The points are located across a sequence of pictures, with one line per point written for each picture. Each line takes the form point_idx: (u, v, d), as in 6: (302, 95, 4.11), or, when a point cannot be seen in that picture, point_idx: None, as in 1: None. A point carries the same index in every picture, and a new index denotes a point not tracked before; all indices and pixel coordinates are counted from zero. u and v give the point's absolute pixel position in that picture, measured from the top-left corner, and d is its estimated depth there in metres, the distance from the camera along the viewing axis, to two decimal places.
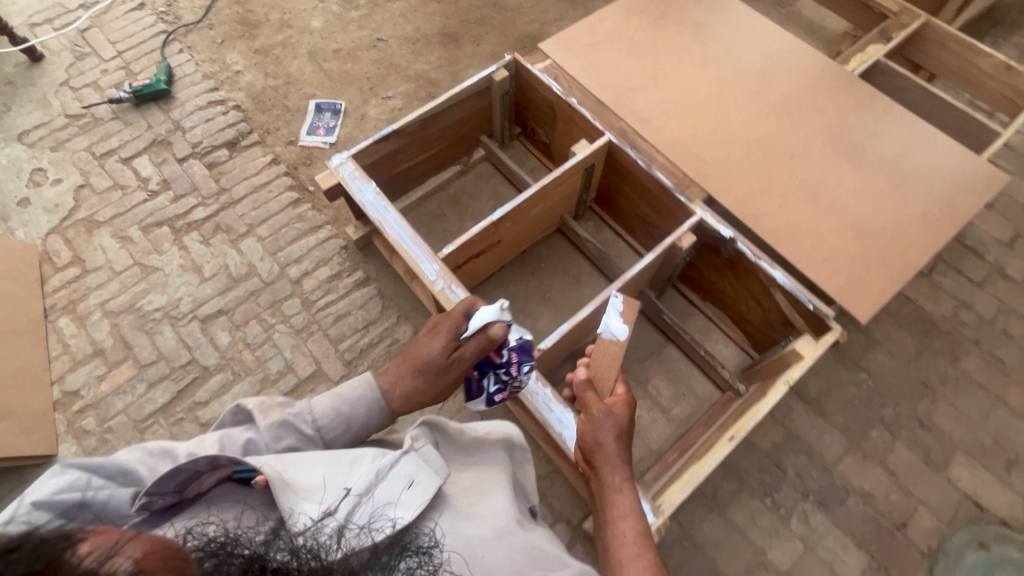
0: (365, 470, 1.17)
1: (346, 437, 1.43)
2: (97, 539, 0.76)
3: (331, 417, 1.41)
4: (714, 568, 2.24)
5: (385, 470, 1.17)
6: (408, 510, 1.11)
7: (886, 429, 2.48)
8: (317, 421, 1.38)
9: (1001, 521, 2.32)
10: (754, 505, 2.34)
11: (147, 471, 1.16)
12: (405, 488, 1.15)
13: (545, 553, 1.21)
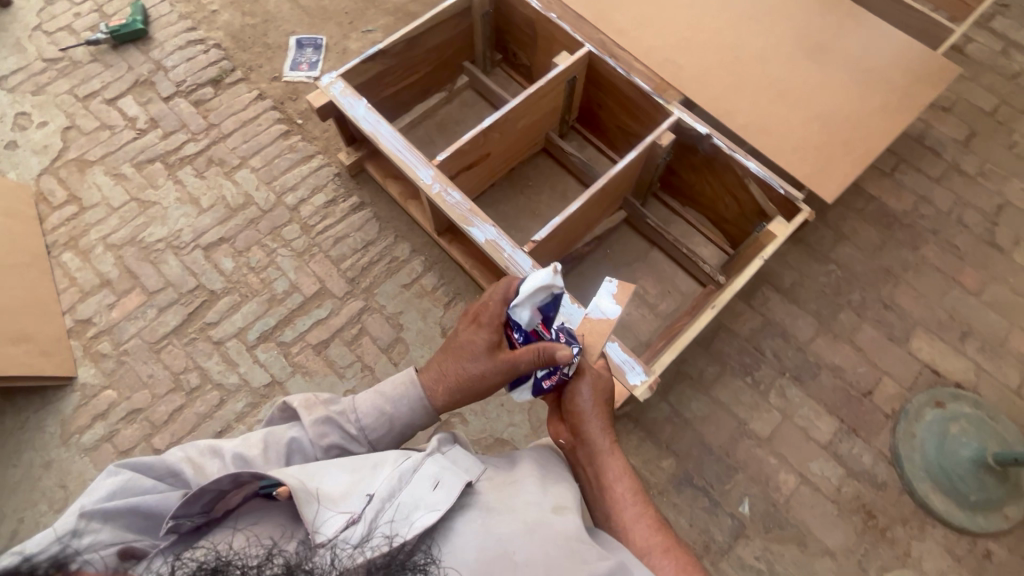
0: (385, 475, 1.30)
1: (387, 435, 1.58)
2: None
3: (374, 417, 1.55)
4: (701, 439, 2.46)
5: (406, 474, 1.30)
6: (429, 511, 1.21)
7: (854, 312, 2.70)
8: (360, 421, 1.53)
9: (956, 384, 2.57)
10: (736, 384, 2.56)
11: (191, 471, 1.28)
12: (425, 488, 1.26)
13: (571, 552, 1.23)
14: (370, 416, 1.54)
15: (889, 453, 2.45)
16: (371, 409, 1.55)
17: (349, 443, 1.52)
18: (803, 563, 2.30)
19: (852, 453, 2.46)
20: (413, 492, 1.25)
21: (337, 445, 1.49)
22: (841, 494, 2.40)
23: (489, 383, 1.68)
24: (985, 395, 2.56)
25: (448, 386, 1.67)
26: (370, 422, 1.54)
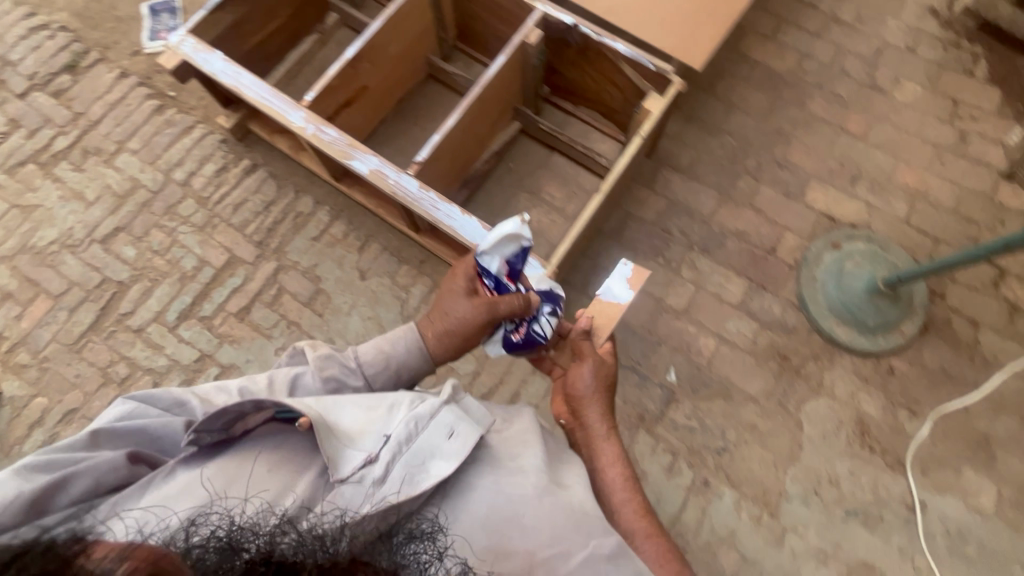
0: (405, 416, 1.41)
1: (385, 376, 1.70)
2: (107, 546, 0.91)
3: (374, 357, 1.68)
4: (624, 324, 2.60)
5: (426, 415, 1.40)
6: (445, 461, 1.32)
7: (751, 177, 2.80)
8: (359, 357, 1.65)
9: (851, 225, 2.73)
10: (649, 266, 2.67)
11: (198, 402, 1.41)
12: (441, 433, 1.37)
13: (582, 515, 1.35)
14: (366, 351, 1.67)
15: (796, 300, 2.63)
16: (372, 349, 1.69)
17: (348, 378, 1.62)
18: (729, 412, 2.51)
19: (763, 307, 2.63)
20: (430, 436, 1.36)
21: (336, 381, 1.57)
22: (756, 346, 2.59)
23: (472, 326, 1.81)
24: (877, 230, 2.73)
25: (434, 336, 1.82)
26: (365, 358, 1.66)
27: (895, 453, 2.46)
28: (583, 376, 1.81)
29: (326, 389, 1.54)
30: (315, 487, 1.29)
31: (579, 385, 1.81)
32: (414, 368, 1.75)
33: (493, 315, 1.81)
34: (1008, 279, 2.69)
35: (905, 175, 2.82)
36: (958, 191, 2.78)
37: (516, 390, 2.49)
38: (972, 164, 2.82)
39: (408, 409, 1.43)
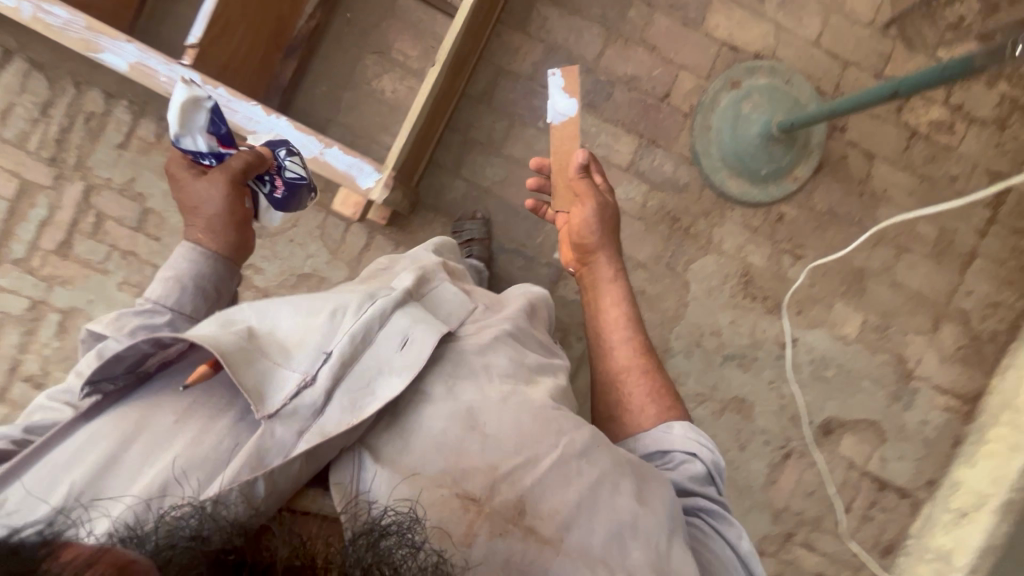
0: (351, 324, 1.14)
1: (191, 295, 1.32)
2: (71, 550, 0.72)
3: (167, 285, 1.32)
4: (505, 204, 2.35)
5: (372, 326, 1.15)
6: (397, 376, 1.12)
7: (644, 3, 2.32)
8: (156, 295, 1.30)
9: (755, 55, 2.37)
10: (528, 134, 2.33)
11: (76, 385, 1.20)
12: (388, 347, 1.15)
13: (559, 415, 1.22)
14: (159, 285, 1.31)
15: (690, 155, 2.41)
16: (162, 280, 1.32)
17: (155, 320, 1.28)
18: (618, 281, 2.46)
19: (654, 167, 2.41)
20: (374, 354, 1.13)
21: (142, 328, 1.25)
22: (646, 210, 2.44)
23: (227, 198, 1.40)
24: (784, 59, 2.39)
25: (205, 233, 1.38)
26: (160, 292, 1.29)
27: (775, 299, 2.54)
28: (585, 217, 1.79)
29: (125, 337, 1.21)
30: (240, 427, 1.05)
31: (588, 235, 1.81)
32: (224, 276, 1.40)
33: (241, 173, 1.44)
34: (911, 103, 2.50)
35: None
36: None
37: None
38: None
39: (349, 314, 1.16)
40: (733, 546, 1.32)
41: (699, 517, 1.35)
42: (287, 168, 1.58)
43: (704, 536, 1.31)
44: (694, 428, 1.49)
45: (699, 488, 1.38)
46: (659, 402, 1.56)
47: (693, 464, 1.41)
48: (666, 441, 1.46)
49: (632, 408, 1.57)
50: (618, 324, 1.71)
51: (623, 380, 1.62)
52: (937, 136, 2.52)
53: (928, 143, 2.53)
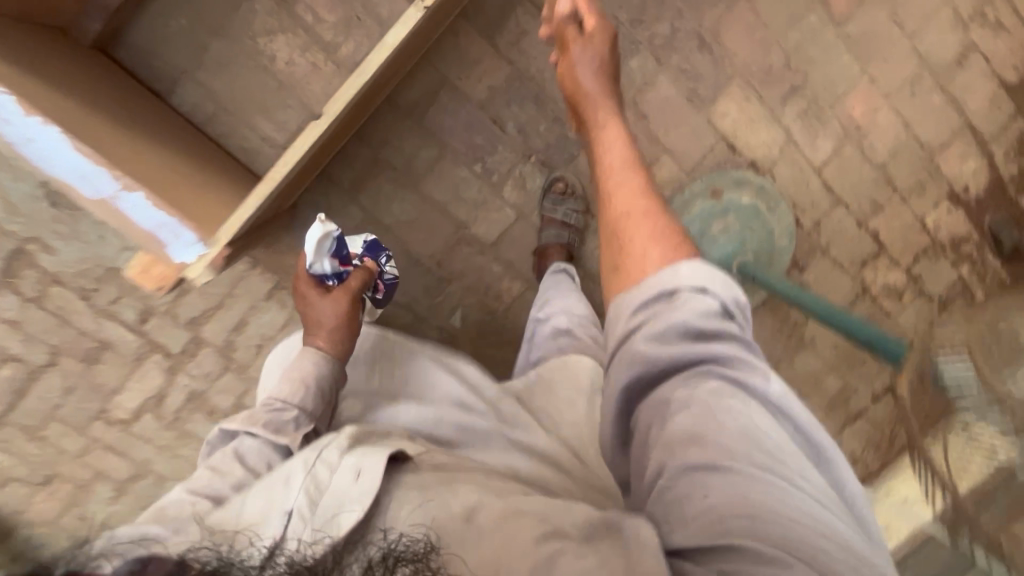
0: (303, 478, 0.89)
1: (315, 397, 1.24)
2: None
3: (295, 388, 1.22)
4: (405, 251, 1.88)
5: (319, 470, 0.91)
6: (355, 512, 0.82)
7: (652, 57, 1.81)
8: (281, 392, 1.22)
9: (750, 164, 1.96)
10: (457, 175, 1.82)
11: None
12: (341, 480, 0.88)
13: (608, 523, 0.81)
14: (285, 382, 1.24)
15: None
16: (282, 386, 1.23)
17: (283, 424, 1.18)
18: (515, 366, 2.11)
19: (596, 252, 1.97)
20: (334, 492, 0.87)
21: (270, 426, 1.16)
22: None
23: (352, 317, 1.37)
24: (777, 178, 2.01)
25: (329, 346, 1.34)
26: (287, 391, 1.22)
27: None
28: (576, 65, 1.19)
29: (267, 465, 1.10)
30: None
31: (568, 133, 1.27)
32: (341, 381, 1.32)
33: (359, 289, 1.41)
34: (879, 261, 2.21)
35: (855, 101, 1.97)
36: (901, 140, 2.05)
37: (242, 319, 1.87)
38: (940, 104, 2.02)
39: (297, 468, 0.91)
40: (759, 398, 0.77)
41: (714, 384, 0.76)
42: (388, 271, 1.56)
43: (715, 407, 0.75)
44: (702, 261, 0.83)
45: (714, 327, 0.78)
46: (666, 242, 0.89)
47: (702, 299, 0.79)
48: (667, 285, 0.82)
49: (625, 260, 0.91)
50: (614, 165, 1.03)
51: (620, 227, 0.95)
52: (884, 300, 2.25)
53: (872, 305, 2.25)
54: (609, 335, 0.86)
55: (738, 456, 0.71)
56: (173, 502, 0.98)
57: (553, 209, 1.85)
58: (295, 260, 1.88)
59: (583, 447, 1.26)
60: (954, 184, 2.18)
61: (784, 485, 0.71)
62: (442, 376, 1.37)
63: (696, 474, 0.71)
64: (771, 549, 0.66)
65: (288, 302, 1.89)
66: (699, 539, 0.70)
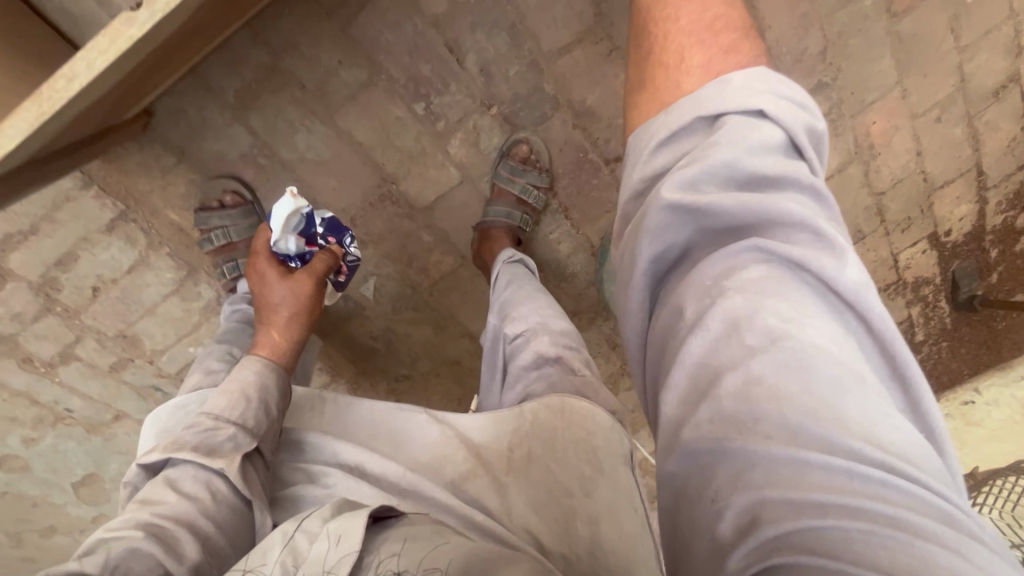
0: (280, 549, 0.71)
1: (259, 413, 1.04)
2: None
3: (234, 401, 1.03)
4: (311, 197, 1.47)
5: (298, 539, 0.72)
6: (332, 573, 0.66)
7: None
8: (216, 408, 1.02)
9: None
10: (389, 111, 1.42)
11: None
12: (303, 543, 0.72)
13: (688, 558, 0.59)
14: (220, 396, 1.04)
15: (596, 245, 1.64)
16: (218, 398, 1.05)
17: (217, 438, 1.00)
18: (431, 352, 1.78)
19: (547, 238, 1.64)
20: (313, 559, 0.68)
21: (203, 448, 0.98)
22: None
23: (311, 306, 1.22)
24: None
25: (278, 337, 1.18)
26: (223, 404, 1.03)
27: None
28: None
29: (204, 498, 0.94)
30: None
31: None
32: (289, 395, 1.13)
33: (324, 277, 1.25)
34: None
35: (877, 115, 1.68)
36: (907, 171, 1.82)
37: (72, 252, 1.40)
38: (959, 138, 1.79)
39: (275, 536, 0.74)
40: (818, 284, 0.60)
41: (753, 259, 0.62)
42: (354, 253, 1.35)
43: (756, 288, 0.60)
44: (766, 70, 0.70)
45: (773, 170, 0.64)
46: (717, 45, 0.77)
47: (753, 135, 0.65)
48: (711, 109, 0.69)
49: (665, 81, 0.78)
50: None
51: (664, 48, 0.81)
52: None
53: None
54: (631, 178, 0.74)
55: (781, 355, 0.56)
56: (97, 544, 0.85)
57: (509, 181, 1.47)
58: (155, 186, 1.40)
59: (553, 536, 0.91)
60: (939, 226, 2.00)
61: (846, 405, 0.54)
62: (385, 434, 1.08)
63: (724, 377, 0.58)
64: (811, 474, 0.52)
65: (140, 240, 1.42)
66: (719, 446, 0.56)
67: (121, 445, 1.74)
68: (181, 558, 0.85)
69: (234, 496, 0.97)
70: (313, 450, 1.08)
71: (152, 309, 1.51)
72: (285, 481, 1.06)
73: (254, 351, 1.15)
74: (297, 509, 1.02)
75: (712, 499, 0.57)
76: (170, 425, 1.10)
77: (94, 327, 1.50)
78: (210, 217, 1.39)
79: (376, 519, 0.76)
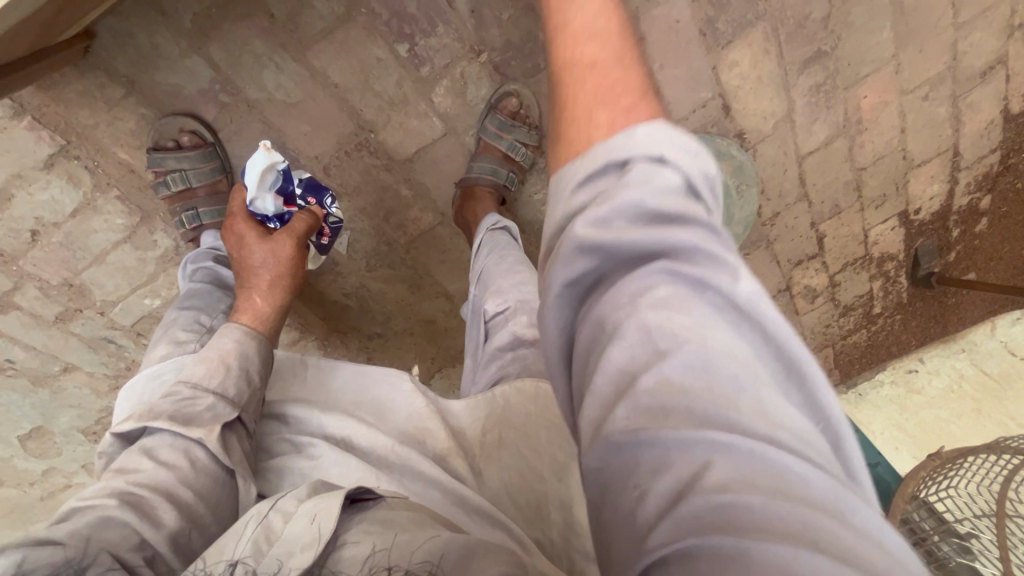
0: (254, 525, 0.70)
1: (239, 381, 1.04)
2: None
3: (211, 369, 1.04)
4: (279, 143, 1.35)
5: (273, 518, 0.72)
6: (307, 554, 0.66)
7: None
8: (195, 376, 1.02)
9: (737, 135, 1.61)
10: (370, 51, 1.30)
11: None
12: (279, 522, 0.71)
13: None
14: (199, 364, 1.04)
15: None
16: (197, 365, 1.05)
17: (197, 404, 1.00)
18: (404, 311, 1.73)
19: (531, 198, 1.57)
20: (286, 541, 0.68)
21: (180, 416, 0.97)
22: None
23: (292, 265, 1.24)
24: (757, 158, 1.68)
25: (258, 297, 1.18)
26: (202, 373, 1.03)
27: None
28: None
29: (184, 468, 0.92)
30: None
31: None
32: (270, 360, 1.14)
33: (303, 235, 1.26)
34: (812, 263, 2.07)
35: (869, 89, 1.66)
36: (889, 148, 1.83)
37: (4, 191, 1.24)
38: (942, 119, 1.81)
39: (250, 514, 0.74)
40: (722, 294, 0.48)
41: (657, 264, 0.49)
42: (333, 214, 1.37)
43: (660, 294, 0.48)
44: (667, 125, 0.54)
45: (674, 202, 0.50)
46: (618, 104, 0.59)
47: (658, 176, 0.51)
48: (616, 156, 0.54)
49: (566, 141, 0.60)
50: (575, 37, 0.66)
51: (567, 102, 0.63)
52: (800, 300, 2.18)
53: (789, 302, 2.17)
54: (548, 218, 0.58)
55: (684, 357, 0.45)
56: (71, 510, 0.83)
57: (497, 136, 1.39)
58: (100, 120, 1.25)
59: (527, 516, 1.01)
60: (910, 205, 2.04)
61: (751, 397, 0.44)
62: (370, 406, 1.16)
63: (631, 382, 0.46)
64: (720, 461, 0.41)
65: (84, 180, 1.28)
66: (633, 440, 0.44)
67: (72, 399, 1.65)
68: (159, 524, 0.83)
69: (215, 464, 0.95)
70: (300, 423, 1.13)
71: (102, 258, 1.38)
72: (270, 453, 1.10)
73: (234, 317, 1.15)
74: (281, 480, 1.04)
75: (633, 489, 0.45)
76: (144, 394, 1.07)
77: (36, 274, 1.37)
78: (166, 158, 1.25)
79: (350, 500, 0.77)
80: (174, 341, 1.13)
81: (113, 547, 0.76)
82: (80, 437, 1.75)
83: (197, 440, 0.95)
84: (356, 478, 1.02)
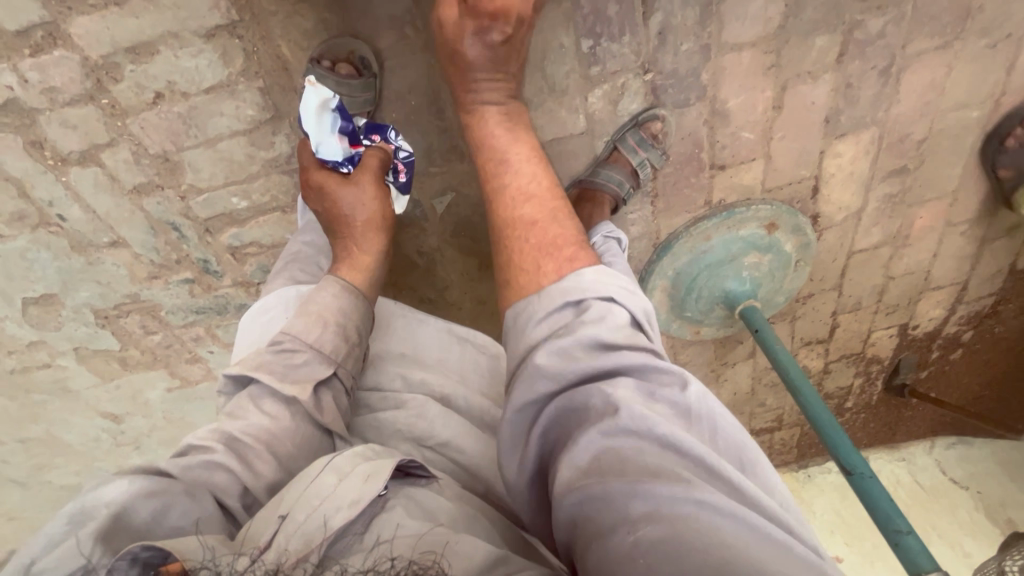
0: (306, 483, 0.75)
1: (332, 333, 1.01)
2: None
3: (306, 321, 1.01)
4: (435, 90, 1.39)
5: (327, 476, 0.75)
6: (344, 514, 0.70)
7: (841, 43, 1.45)
8: (294, 328, 1.00)
9: (813, 216, 1.78)
10: (553, 37, 1.34)
11: None
12: (331, 480, 0.75)
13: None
14: (298, 318, 1.02)
15: (662, 238, 1.72)
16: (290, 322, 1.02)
17: (289, 357, 0.98)
18: (465, 285, 1.75)
19: (625, 215, 1.65)
20: (330, 497, 0.72)
21: (279, 371, 0.96)
22: None
23: (379, 215, 1.21)
24: (818, 241, 1.88)
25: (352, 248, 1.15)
26: (301, 325, 1.00)
27: None
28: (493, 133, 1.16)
29: (282, 419, 0.91)
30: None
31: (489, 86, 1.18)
32: (369, 317, 1.11)
33: (376, 174, 1.24)
34: (817, 347, 2.30)
35: (926, 213, 1.88)
36: (918, 267, 2.06)
37: (151, 44, 1.17)
38: (966, 255, 2.07)
39: (308, 469, 0.77)
40: (674, 404, 0.73)
41: (626, 381, 0.74)
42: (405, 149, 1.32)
43: (630, 397, 0.72)
44: (603, 269, 0.89)
45: (625, 347, 0.78)
46: (562, 256, 0.93)
47: (607, 315, 0.82)
48: (574, 296, 0.85)
49: (527, 268, 0.94)
50: (521, 198, 1.05)
51: (520, 251, 0.97)
52: None
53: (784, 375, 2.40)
54: (525, 357, 0.83)
55: (646, 443, 0.67)
56: (188, 448, 0.84)
57: (633, 151, 1.47)
58: (280, 10, 1.23)
59: None
60: (912, 320, 2.29)
61: (707, 462, 0.66)
62: (458, 368, 1.17)
63: (615, 450, 0.67)
64: (699, 506, 0.59)
65: (235, 62, 1.22)
66: (631, 487, 0.61)
67: (102, 275, 1.54)
68: (257, 473, 0.82)
69: (311, 422, 0.93)
70: (397, 379, 1.12)
71: (212, 143, 1.33)
72: (368, 408, 1.09)
73: (338, 269, 1.13)
74: (379, 430, 1.04)
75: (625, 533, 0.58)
76: (256, 341, 1.08)
77: (137, 138, 1.29)
78: (324, 78, 1.28)
79: (402, 471, 0.82)
80: (293, 280, 1.17)
81: (219, 492, 0.77)
82: (90, 317, 1.63)
83: (287, 392, 0.93)
84: (456, 429, 1.02)
